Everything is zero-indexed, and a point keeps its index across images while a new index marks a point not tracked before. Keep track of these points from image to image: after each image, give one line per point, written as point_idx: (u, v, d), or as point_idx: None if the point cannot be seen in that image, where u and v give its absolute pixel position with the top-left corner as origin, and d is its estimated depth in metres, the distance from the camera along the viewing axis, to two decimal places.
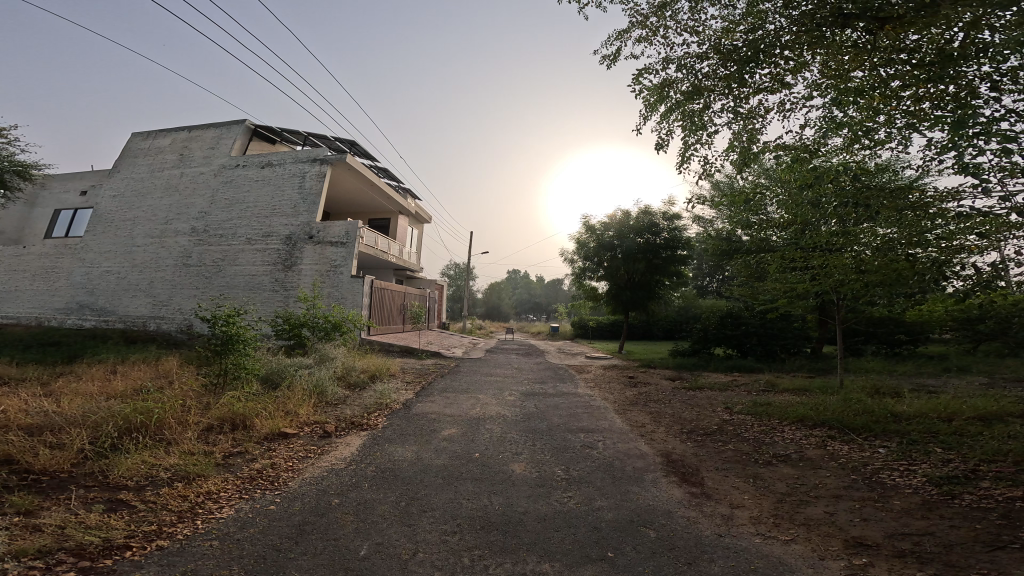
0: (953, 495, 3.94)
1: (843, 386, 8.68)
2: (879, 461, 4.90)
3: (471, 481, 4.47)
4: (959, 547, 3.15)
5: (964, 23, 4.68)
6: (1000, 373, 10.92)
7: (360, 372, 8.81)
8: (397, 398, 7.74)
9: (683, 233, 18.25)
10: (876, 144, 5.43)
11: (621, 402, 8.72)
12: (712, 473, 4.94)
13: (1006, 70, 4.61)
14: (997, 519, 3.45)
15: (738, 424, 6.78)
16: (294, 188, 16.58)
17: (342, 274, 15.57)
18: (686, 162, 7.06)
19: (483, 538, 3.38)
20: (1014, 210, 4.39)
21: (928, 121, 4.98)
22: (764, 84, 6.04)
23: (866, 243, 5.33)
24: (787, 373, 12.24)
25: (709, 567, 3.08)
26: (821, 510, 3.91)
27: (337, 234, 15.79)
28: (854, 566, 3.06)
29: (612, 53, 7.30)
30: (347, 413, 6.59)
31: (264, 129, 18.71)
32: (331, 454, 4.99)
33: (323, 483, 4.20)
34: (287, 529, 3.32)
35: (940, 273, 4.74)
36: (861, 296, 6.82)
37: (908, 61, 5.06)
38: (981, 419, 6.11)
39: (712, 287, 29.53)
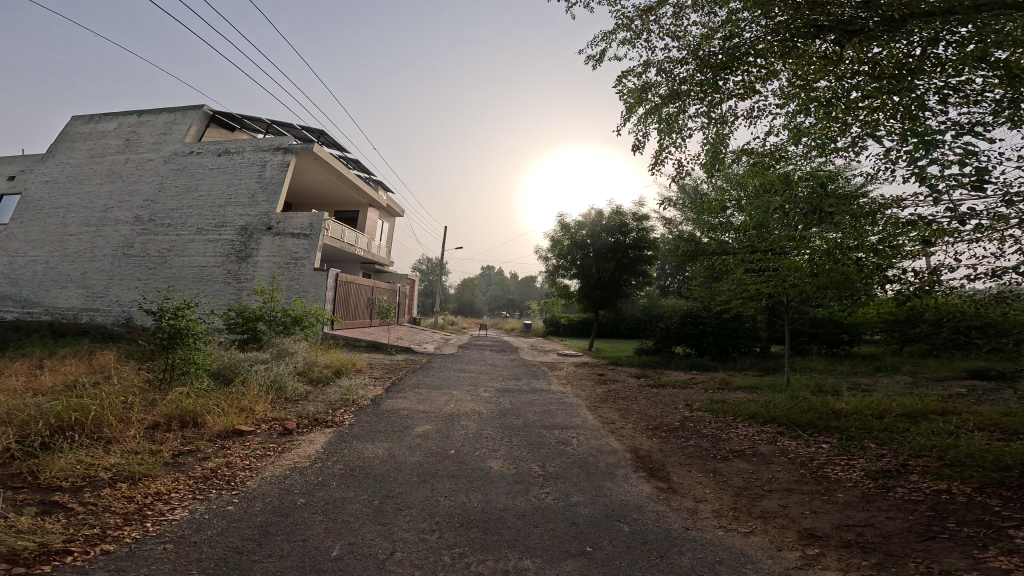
0: (888, 488, 4.17)
1: (789, 384, 9.07)
2: (823, 456, 5.13)
3: (448, 479, 4.44)
4: (896, 537, 3.34)
5: (922, 38, 4.88)
6: (923, 373, 11.66)
7: (323, 368, 8.63)
8: (364, 394, 7.60)
9: (651, 234, 18.61)
10: (834, 152, 5.60)
11: (592, 399, 8.84)
12: (676, 468, 5.07)
13: (954, 86, 4.84)
14: (927, 511, 3.67)
15: (698, 420, 6.98)
16: (253, 177, 16.07)
17: (304, 267, 15.20)
18: (659, 164, 7.19)
19: (463, 536, 3.38)
20: (953, 218, 4.61)
21: (882, 130, 5.16)
22: (736, 91, 6.19)
23: (814, 248, 5.53)
24: (742, 371, 12.69)
25: (680, 560, 3.17)
26: (775, 504, 4.07)
27: (299, 225, 15.41)
28: (809, 557, 3.19)
29: (598, 54, 7.35)
30: (310, 409, 6.44)
31: (225, 115, 18.06)
32: (292, 452, 4.88)
33: (284, 483, 4.09)
34: (248, 530, 3.24)
35: (881, 278, 4.91)
36: (808, 298, 7.13)
37: (867, 73, 5.25)
38: (908, 416, 6.49)
39: (672, 287, 30.39)
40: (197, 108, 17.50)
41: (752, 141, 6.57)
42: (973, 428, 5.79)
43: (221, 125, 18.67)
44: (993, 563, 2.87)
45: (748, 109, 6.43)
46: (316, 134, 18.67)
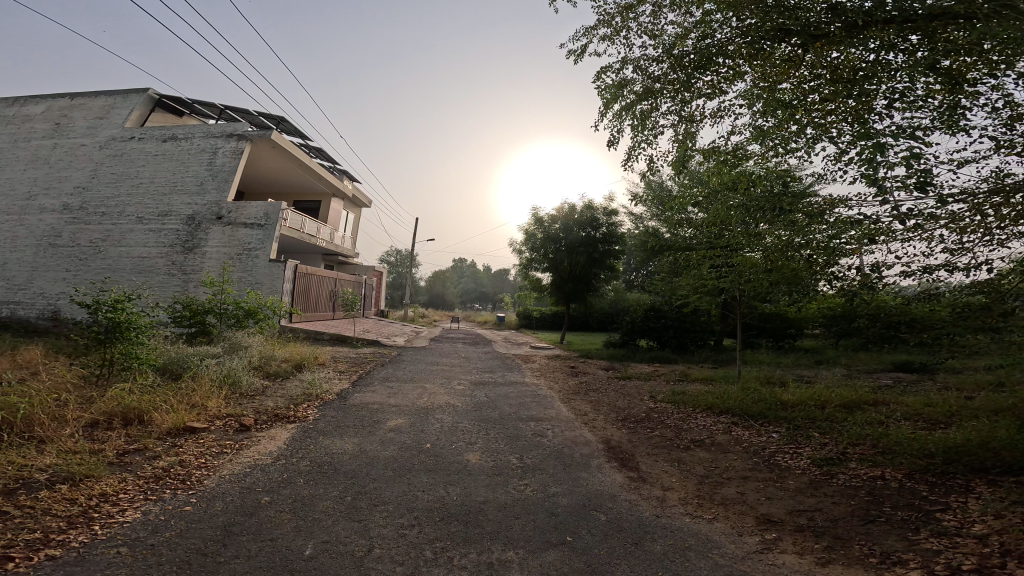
0: (832, 474, 4.39)
1: (741, 376, 9.42)
2: (774, 445, 5.35)
3: (424, 473, 4.41)
4: (842, 521, 3.52)
5: (876, 44, 5.04)
6: (855, 366, 12.31)
7: (281, 362, 8.41)
8: (328, 389, 7.45)
9: (619, 228, 18.87)
10: (789, 152, 5.77)
11: (564, 391, 8.93)
12: (645, 458, 5.18)
13: (901, 91, 5.04)
14: (866, 495, 3.88)
15: (662, 411, 7.15)
16: (202, 164, 15.43)
17: (258, 258, 14.74)
18: (631, 161, 7.24)
19: (444, 530, 3.37)
20: (894, 218, 4.81)
21: (835, 132, 5.33)
22: (705, 91, 6.29)
23: (766, 243, 5.71)
24: (699, 364, 13.09)
25: (653, 546, 3.25)
26: (734, 491, 4.22)
27: (253, 215, 14.89)
28: (767, 541, 3.31)
29: (578, 49, 7.31)
30: (269, 405, 6.27)
31: (173, 100, 17.22)
32: (252, 449, 4.75)
33: (245, 481, 3.97)
34: (210, 531, 3.13)
35: (823, 275, 5.23)
36: (757, 293, 7.38)
37: (824, 77, 5.39)
38: (846, 406, 6.85)
39: (637, 282, 31.02)
40: (142, 91, 16.64)
41: (716, 140, 6.70)
42: (901, 417, 6.17)
43: (165, 110, 17.82)
44: (927, 544, 3.06)
45: (714, 109, 6.54)
46: (274, 121, 18.10)
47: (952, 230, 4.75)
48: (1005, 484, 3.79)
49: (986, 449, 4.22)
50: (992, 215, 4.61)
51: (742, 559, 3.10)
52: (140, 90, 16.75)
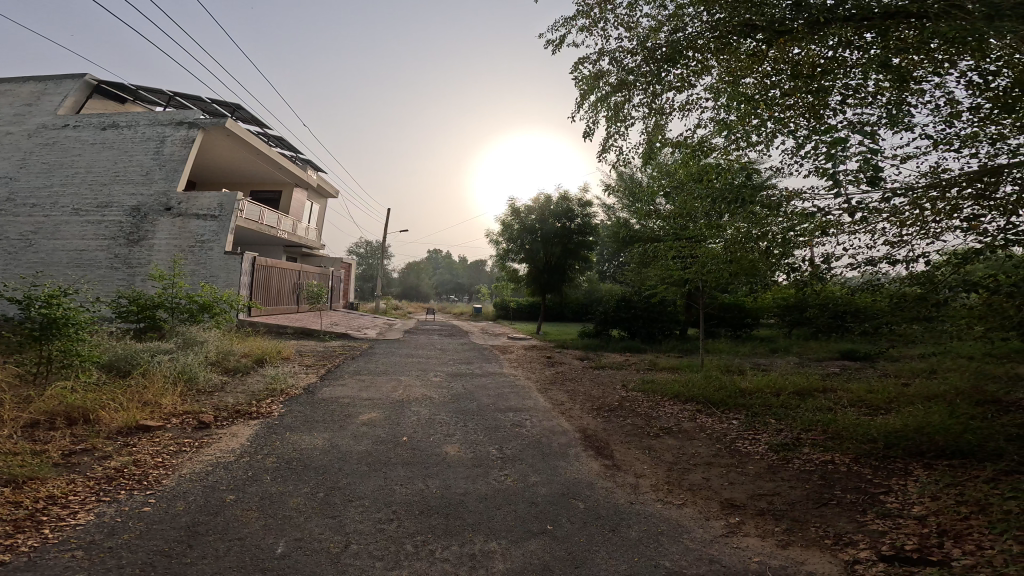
0: (788, 459, 4.56)
1: (703, 365, 9.67)
2: (734, 431, 5.53)
3: (401, 466, 4.37)
4: (799, 504, 3.66)
5: (835, 41, 5.16)
6: (806, 354, 12.83)
7: (240, 357, 8.18)
8: (293, 384, 7.31)
9: (593, 220, 19.00)
10: (751, 146, 5.87)
11: (541, 381, 8.99)
12: (618, 446, 5.26)
13: (854, 87, 5.20)
14: (819, 479, 4.05)
15: (633, 400, 7.27)
16: (148, 152, 14.75)
17: (212, 251, 14.25)
18: (604, 152, 7.23)
19: (424, 523, 3.35)
20: (845, 212, 4.97)
21: (794, 127, 5.46)
22: (675, 84, 6.33)
23: (726, 235, 5.83)
24: (665, 353, 13.35)
25: (630, 533, 3.32)
26: (700, 476, 4.34)
27: (206, 206, 14.35)
28: (731, 525, 3.42)
29: (557, 38, 7.26)
30: (229, 401, 6.11)
31: (112, 86, 16.36)
32: (212, 446, 4.62)
33: (208, 480, 3.86)
34: (173, 532, 3.03)
35: (778, 266, 5.41)
36: (717, 283, 7.54)
37: (786, 73, 5.49)
38: (799, 393, 7.13)
39: (610, 272, 31.43)
40: (76, 77, 15.76)
41: (683, 133, 6.76)
42: (846, 404, 6.45)
43: (104, 97, 16.92)
44: (873, 525, 3.22)
45: (682, 102, 6.59)
46: (228, 107, 17.57)
47: (894, 223, 4.96)
48: (939, 467, 4.03)
49: (923, 434, 4.46)
50: (929, 209, 4.83)
51: (709, 542, 3.19)
52: (76, 76, 15.87)
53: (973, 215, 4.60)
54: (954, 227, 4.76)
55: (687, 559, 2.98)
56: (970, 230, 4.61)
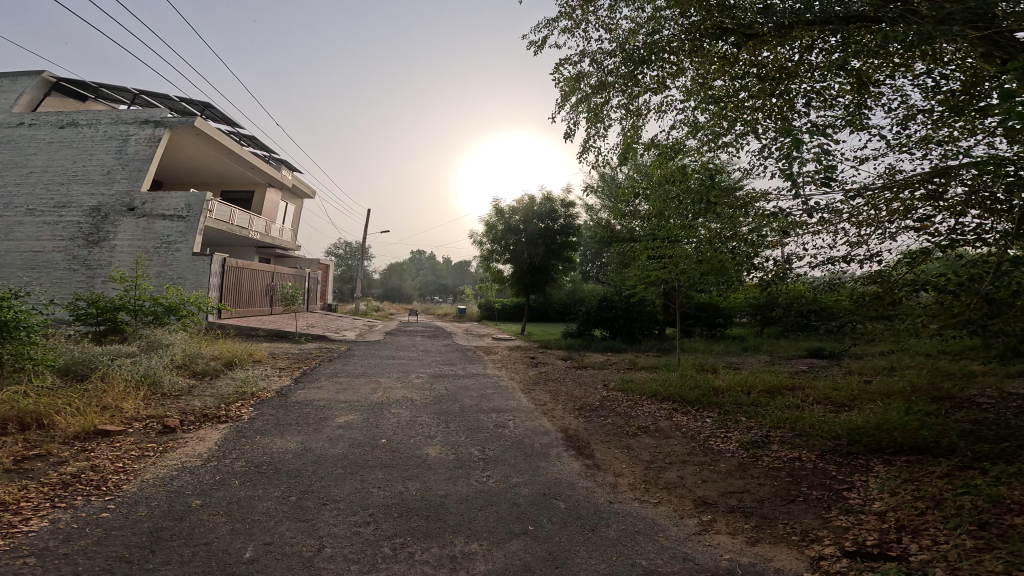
0: (758, 457, 4.63)
1: (679, 364, 9.78)
2: (708, 429, 5.60)
3: (379, 469, 4.32)
4: (768, 501, 3.71)
5: (800, 45, 5.31)
6: (777, 352, 13.09)
7: (209, 360, 7.99)
8: (266, 386, 7.18)
9: (576, 220, 19.09)
10: (721, 148, 5.96)
11: (525, 381, 8.98)
12: (599, 445, 5.28)
13: (818, 90, 5.34)
14: (787, 476, 4.12)
15: (614, 399, 7.30)
16: (110, 151, 14.33)
17: (179, 252, 13.91)
18: (584, 153, 7.25)
19: (403, 525, 3.32)
20: (805, 213, 5.20)
21: (761, 129, 5.59)
22: (651, 86, 6.38)
23: (699, 236, 5.91)
24: (644, 353, 13.47)
25: (608, 532, 3.33)
26: (675, 475, 4.38)
27: (173, 206, 13.99)
28: (704, 523, 3.46)
29: (540, 40, 7.27)
30: (196, 405, 5.96)
31: (72, 83, 15.88)
32: (177, 451, 4.50)
33: (172, 485, 3.75)
34: (135, 538, 2.94)
35: (748, 265, 5.52)
36: (689, 283, 7.64)
37: (755, 75, 5.59)
38: (769, 391, 7.26)
39: (593, 273, 31.63)
40: (34, 74, 15.29)
41: (659, 134, 6.82)
42: (812, 401, 6.60)
43: (62, 94, 16.40)
44: (837, 521, 3.29)
45: (658, 103, 6.65)
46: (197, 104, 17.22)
47: (852, 222, 5.23)
48: (898, 463, 4.15)
49: (883, 430, 4.59)
50: (885, 209, 5.08)
51: (684, 541, 3.22)
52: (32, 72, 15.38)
53: (925, 215, 4.79)
54: (907, 227, 4.96)
55: (662, 557, 3.00)
56: (922, 230, 4.84)
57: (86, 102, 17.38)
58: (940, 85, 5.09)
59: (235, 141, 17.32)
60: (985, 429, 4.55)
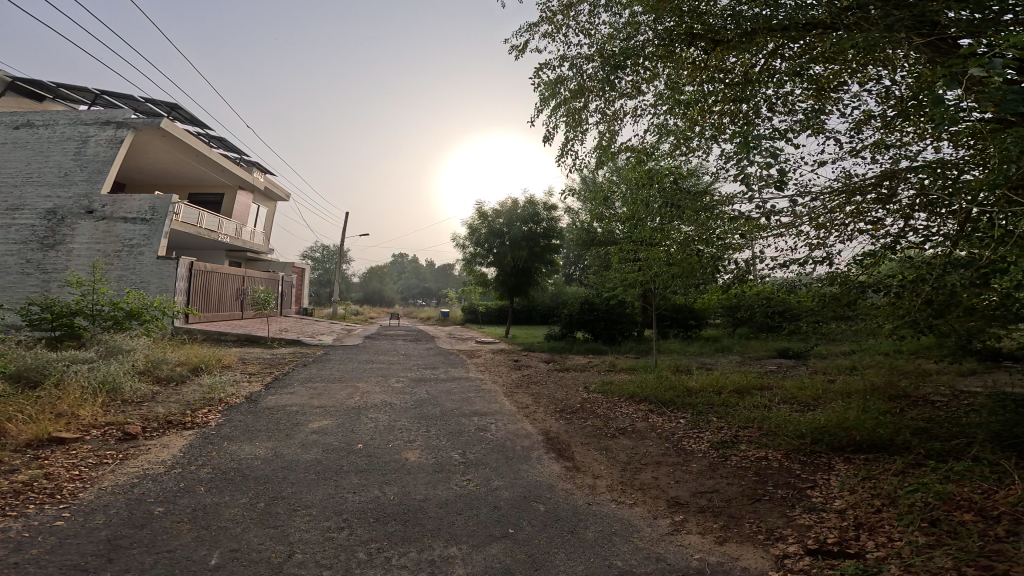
0: (726, 456, 4.70)
1: (656, 365, 9.86)
2: (682, 430, 5.66)
3: (354, 474, 4.25)
4: (736, 500, 3.76)
5: (765, 51, 5.44)
6: (748, 352, 13.36)
7: (174, 366, 7.79)
8: (235, 392, 7.02)
9: (558, 223, 19.18)
10: (690, 151, 6.06)
11: (506, 384, 8.96)
12: (577, 447, 5.30)
13: (780, 95, 5.51)
14: (754, 476, 4.19)
15: (594, 401, 7.34)
16: (70, 153, 13.90)
17: (143, 255, 13.55)
18: (563, 157, 7.29)
19: (379, 530, 3.27)
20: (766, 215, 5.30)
21: (726, 133, 5.71)
22: (627, 90, 6.47)
23: (671, 239, 5.98)
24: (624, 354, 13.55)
25: (587, 534, 3.33)
26: (650, 476, 4.41)
27: (135, 208, 13.58)
28: (676, 523, 3.48)
29: (520, 44, 7.30)
30: (161, 411, 5.80)
31: (28, 82, 15.39)
32: (138, 458, 4.37)
33: (133, 492, 3.63)
34: (91, 546, 2.84)
35: (716, 267, 5.63)
36: (662, 285, 7.73)
37: (722, 80, 5.73)
38: (740, 391, 7.38)
39: (576, 275, 31.85)
40: None
41: (635, 137, 6.89)
42: (779, 401, 6.71)
43: (19, 94, 15.86)
44: (801, 519, 3.36)
45: (633, 107, 6.74)
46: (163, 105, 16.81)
47: (811, 225, 5.36)
48: (857, 461, 4.26)
49: (844, 429, 4.72)
50: (843, 212, 5.23)
51: (657, 541, 3.24)
52: None
53: (877, 218, 4.97)
54: (860, 230, 5.15)
55: (637, 557, 3.02)
56: (873, 233, 5.00)
57: (44, 102, 16.80)
58: (892, 91, 5.28)
59: (203, 143, 17.07)
60: (938, 426, 4.72)
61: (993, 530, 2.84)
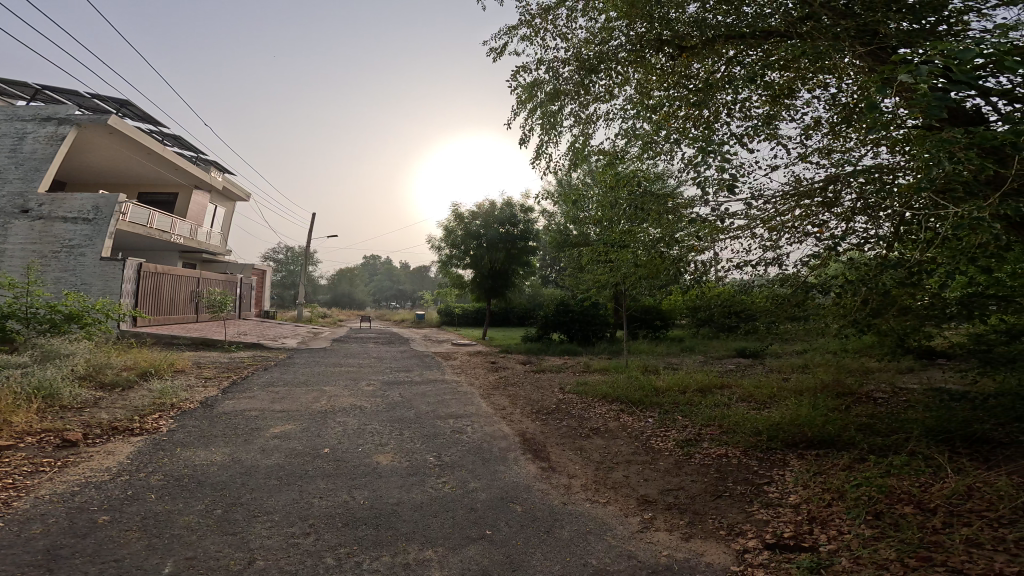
0: (691, 454, 4.79)
1: (627, 365, 9.96)
2: (650, 429, 5.74)
3: (320, 479, 4.17)
4: (700, 497, 3.84)
5: (726, 59, 5.58)
6: (710, 352, 13.63)
7: (120, 371, 7.48)
8: (186, 398, 6.80)
9: (534, 225, 19.24)
10: (656, 155, 6.16)
11: (481, 387, 8.92)
12: (553, 448, 5.31)
13: (738, 102, 5.68)
14: (715, 472, 4.29)
15: (569, 402, 7.37)
16: (4, 150, 13.28)
17: (85, 257, 12.94)
18: (538, 160, 7.30)
19: (349, 535, 3.20)
20: (724, 218, 5.42)
21: (689, 137, 5.83)
22: (601, 94, 6.54)
23: (639, 241, 6.08)
24: (597, 355, 13.68)
25: (562, 533, 3.34)
26: (621, 474, 4.45)
27: (77, 208, 13.11)
28: (645, 521, 3.53)
29: (500, 47, 7.30)
30: (105, 418, 5.57)
31: None
32: (79, 466, 4.18)
33: (74, 501, 3.47)
34: (28, 557, 2.70)
35: (678, 269, 5.72)
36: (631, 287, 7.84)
37: (686, 86, 5.85)
38: (703, 390, 7.54)
39: (553, 277, 32.05)
40: None
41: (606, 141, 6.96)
42: (738, 399, 6.89)
43: None
44: (759, 514, 3.45)
45: (606, 112, 6.81)
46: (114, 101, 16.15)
47: (766, 228, 5.52)
48: (809, 456, 4.41)
49: (798, 426, 4.88)
50: (793, 216, 5.40)
51: (628, 539, 3.27)
52: None
53: (823, 221, 5.15)
54: (808, 233, 5.32)
55: (610, 556, 3.04)
56: (820, 235, 5.17)
57: None
58: (841, 99, 5.48)
59: (158, 142, 16.65)
60: (879, 422, 4.92)
61: (932, 522, 2.97)
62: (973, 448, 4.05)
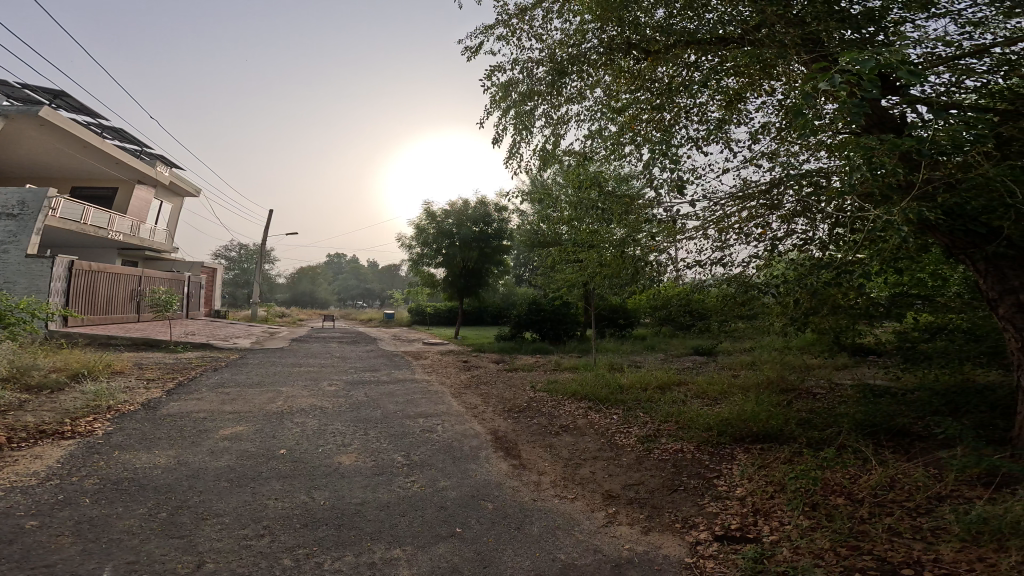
0: (650, 450, 4.88)
1: (595, 364, 10.09)
2: (614, 426, 5.82)
3: (276, 480, 4.07)
4: (658, 491, 3.92)
5: (688, 64, 5.70)
6: (669, 351, 13.85)
7: (48, 373, 7.11)
8: (124, 399, 6.52)
9: (508, 225, 19.25)
10: (621, 156, 6.24)
11: (453, 386, 8.87)
12: (525, 445, 5.32)
13: (695, 107, 5.81)
14: (670, 467, 4.39)
15: (539, 400, 7.40)
16: None
17: (8, 254, 12.27)
18: (511, 159, 7.28)
19: (310, 536, 3.14)
20: (681, 218, 5.53)
21: (652, 139, 5.93)
22: (573, 95, 6.58)
23: (605, 242, 6.12)
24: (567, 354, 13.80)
25: (532, 530, 3.35)
26: (588, 471, 4.50)
27: (7, 204, 12.86)
28: (610, 515, 3.57)
29: (476, 46, 7.25)
30: (32, 421, 5.27)
31: None
32: (5, 470, 3.96)
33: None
34: None
35: (636, 268, 5.81)
36: (598, 286, 7.93)
37: (649, 89, 5.95)
38: (663, 387, 7.70)
39: (526, 277, 32.17)
40: None
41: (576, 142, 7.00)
42: (693, 396, 7.06)
43: None
44: (710, 507, 3.56)
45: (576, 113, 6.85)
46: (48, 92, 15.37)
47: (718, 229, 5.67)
48: (754, 450, 4.56)
49: (744, 421, 5.04)
50: (742, 217, 5.56)
51: (594, 533, 3.31)
52: None
53: (765, 222, 5.34)
54: (751, 234, 5.50)
55: (578, 550, 3.07)
56: (762, 235, 5.36)
57: None
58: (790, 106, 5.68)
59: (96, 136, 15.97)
60: (816, 417, 5.11)
61: (859, 511, 3.13)
62: (915, 440, 4.27)
